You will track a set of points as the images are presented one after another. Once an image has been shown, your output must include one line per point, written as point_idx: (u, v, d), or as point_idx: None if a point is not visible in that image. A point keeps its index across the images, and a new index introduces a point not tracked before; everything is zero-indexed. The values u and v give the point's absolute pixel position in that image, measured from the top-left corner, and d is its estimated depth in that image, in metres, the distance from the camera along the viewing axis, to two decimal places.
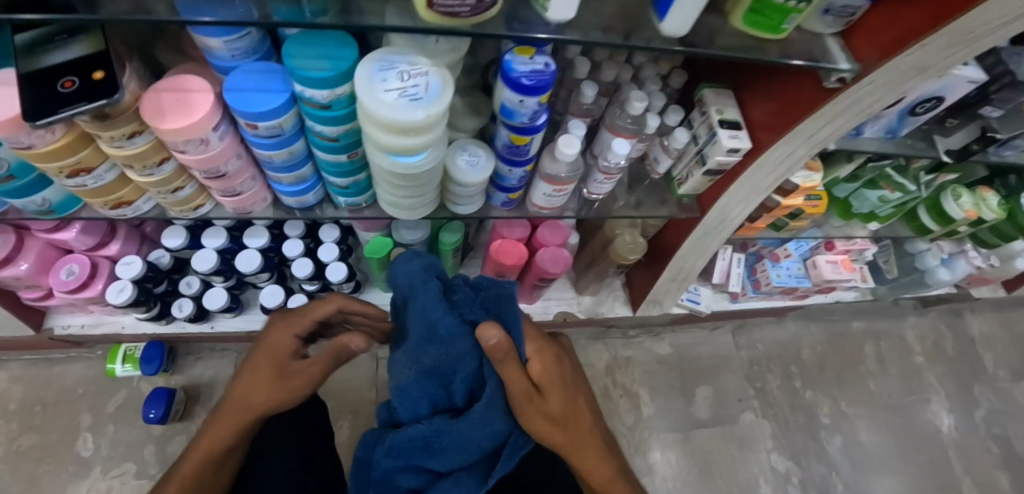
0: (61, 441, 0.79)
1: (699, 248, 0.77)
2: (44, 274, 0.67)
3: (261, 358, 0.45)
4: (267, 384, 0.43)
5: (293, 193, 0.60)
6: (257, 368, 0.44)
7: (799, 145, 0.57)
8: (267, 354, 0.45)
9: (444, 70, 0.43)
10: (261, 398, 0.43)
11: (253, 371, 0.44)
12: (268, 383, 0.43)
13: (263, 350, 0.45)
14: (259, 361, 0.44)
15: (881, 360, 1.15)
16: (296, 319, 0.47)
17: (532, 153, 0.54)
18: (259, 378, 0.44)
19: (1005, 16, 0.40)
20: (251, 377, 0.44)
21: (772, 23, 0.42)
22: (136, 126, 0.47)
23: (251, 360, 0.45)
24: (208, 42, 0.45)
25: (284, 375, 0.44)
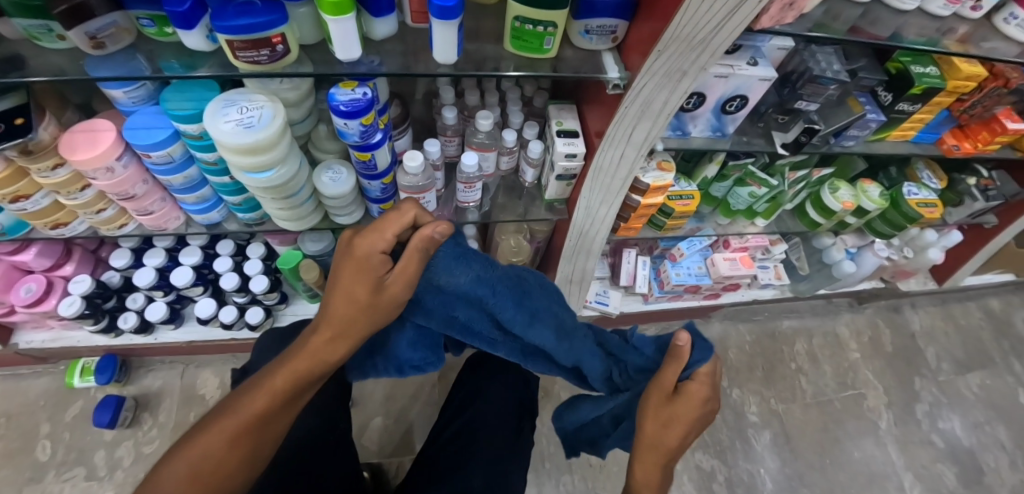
0: (21, 447, 0.89)
1: (580, 248, 0.85)
2: (7, 291, 0.79)
3: (352, 272, 0.43)
4: (360, 296, 0.43)
5: (199, 211, 0.71)
6: (352, 284, 0.43)
7: (622, 147, 0.65)
8: (357, 271, 0.43)
9: (278, 105, 0.54)
10: (362, 308, 0.44)
11: (349, 285, 0.44)
12: (365, 294, 0.43)
13: (353, 263, 0.44)
14: (353, 275, 0.43)
15: (813, 357, 1.17)
16: (366, 239, 0.43)
17: (383, 168, 0.64)
18: (355, 293, 0.43)
19: (712, 24, 0.48)
20: (343, 290, 0.44)
21: (535, 45, 0.55)
22: (57, 159, 0.58)
23: (341, 275, 0.44)
24: (109, 92, 0.56)
25: (380, 289, 0.43)
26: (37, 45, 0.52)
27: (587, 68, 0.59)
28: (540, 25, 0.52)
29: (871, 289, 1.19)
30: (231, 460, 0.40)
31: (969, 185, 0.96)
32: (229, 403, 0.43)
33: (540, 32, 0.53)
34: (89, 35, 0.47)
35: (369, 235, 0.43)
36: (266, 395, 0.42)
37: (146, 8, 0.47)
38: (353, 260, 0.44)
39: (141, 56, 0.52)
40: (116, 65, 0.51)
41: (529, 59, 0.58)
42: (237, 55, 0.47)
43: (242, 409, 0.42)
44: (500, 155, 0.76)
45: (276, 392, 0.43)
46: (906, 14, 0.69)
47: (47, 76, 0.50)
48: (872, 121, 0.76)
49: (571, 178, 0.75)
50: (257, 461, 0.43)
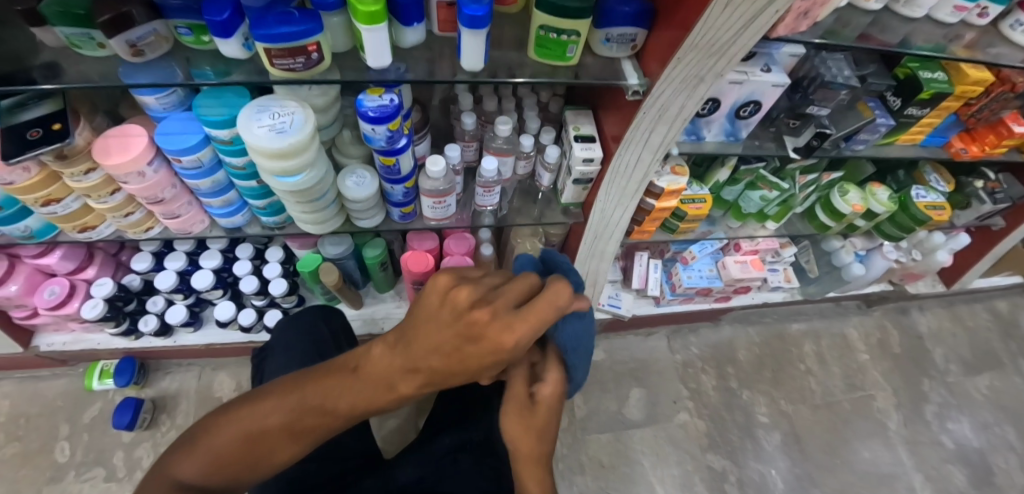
0: (40, 449, 0.90)
1: (595, 251, 0.86)
2: (31, 294, 0.80)
3: (473, 352, 0.34)
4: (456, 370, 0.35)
5: (224, 215, 0.72)
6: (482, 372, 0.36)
7: (638, 151, 0.67)
8: (478, 354, 0.34)
9: (309, 110, 0.55)
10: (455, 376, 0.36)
11: (450, 352, 0.35)
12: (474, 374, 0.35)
13: (480, 350, 0.34)
14: (476, 359, 0.35)
15: (821, 358, 1.18)
16: (495, 328, 0.34)
17: (406, 172, 0.66)
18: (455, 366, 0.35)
19: (730, 33, 0.49)
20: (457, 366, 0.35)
21: (558, 53, 0.56)
22: (90, 164, 0.59)
23: (457, 349, 0.34)
24: (141, 98, 0.57)
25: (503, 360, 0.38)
26: (76, 53, 0.53)
27: (607, 74, 0.61)
28: (564, 34, 0.53)
29: (879, 292, 1.21)
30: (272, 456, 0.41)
31: (976, 188, 0.98)
32: (279, 416, 0.40)
33: (564, 41, 0.54)
34: (129, 43, 0.49)
35: (512, 325, 0.34)
36: (302, 408, 0.40)
37: (186, 17, 0.48)
38: (481, 338, 0.34)
39: (175, 63, 0.54)
40: (152, 71, 0.53)
41: (551, 67, 0.59)
42: (274, 62, 0.49)
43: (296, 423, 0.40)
44: (518, 160, 0.77)
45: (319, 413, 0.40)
46: (914, 21, 0.71)
47: (86, 83, 0.52)
48: (882, 126, 0.77)
49: (588, 182, 0.76)
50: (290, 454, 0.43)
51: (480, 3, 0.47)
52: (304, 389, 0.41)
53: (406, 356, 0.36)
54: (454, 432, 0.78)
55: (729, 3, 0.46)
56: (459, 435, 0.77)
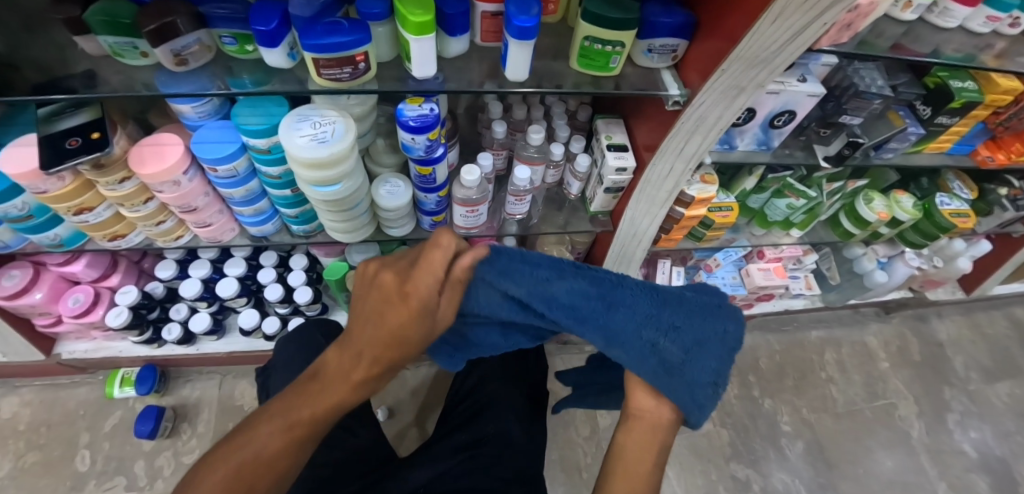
0: (61, 457, 0.89)
1: (622, 259, 0.86)
2: (55, 302, 0.80)
3: (400, 313, 0.37)
4: (389, 339, 0.38)
5: (255, 223, 0.72)
6: (401, 322, 0.37)
7: (672, 161, 0.66)
8: (405, 320, 0.37)
9: (349, 120, 0.54)
10: (395, 352, 0.38)
11: (379, 326, 0.38)
12: (408, 337, 0.37)
13: (402, 309, 0.37)
14: (395, 316, 0.37)
15: (842, 366, 1.18)
16: (412, 283, 0.38)
17: (440, 181, 0.65)
18: (388, 336, 0.38)
19: (776, 45, 0.49)
20: (380, 319, 0.38)
21: (600, 64, 0.56)
22: (125, 173, 0.59)
23: (379, 312, 0.38)
24: (178, 107, 0.56)
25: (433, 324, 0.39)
26: (117, 62, 0.53)
27: (646, 84, 0.60)
28: (609, 45, 0.53)
29: (899, 298, 1.20)
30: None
31: (999, 195, 0.98)
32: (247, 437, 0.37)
33: (608, 51, 0.54)
34: (174, 52, 0.48)
35: (424, 273, 0.38)
36: (283, 427, 0.38)
37: (231, 26, 0.48)
38: (399, 297, 0.38)
39: (216, 72, 0.53)
40: (194, 81, 0.53)
41: (591, 77, 0.59)
42: (321, 72, 0.49)
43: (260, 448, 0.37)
44: (548, 168, 0.77)
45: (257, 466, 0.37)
46: (947, 31, 0.70)
47: (128, 91, 0.51)
48: (912, 134, 0.77)
49: (618, 190, 0.76)
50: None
51: (529, 14, 0.47)
52: (238, 438, 0.38)
53: (345, 342, 0.40)
54: (470, 428, 0.75)
55: (780, 14, 0.46)
56: (474, 431, 0.74)
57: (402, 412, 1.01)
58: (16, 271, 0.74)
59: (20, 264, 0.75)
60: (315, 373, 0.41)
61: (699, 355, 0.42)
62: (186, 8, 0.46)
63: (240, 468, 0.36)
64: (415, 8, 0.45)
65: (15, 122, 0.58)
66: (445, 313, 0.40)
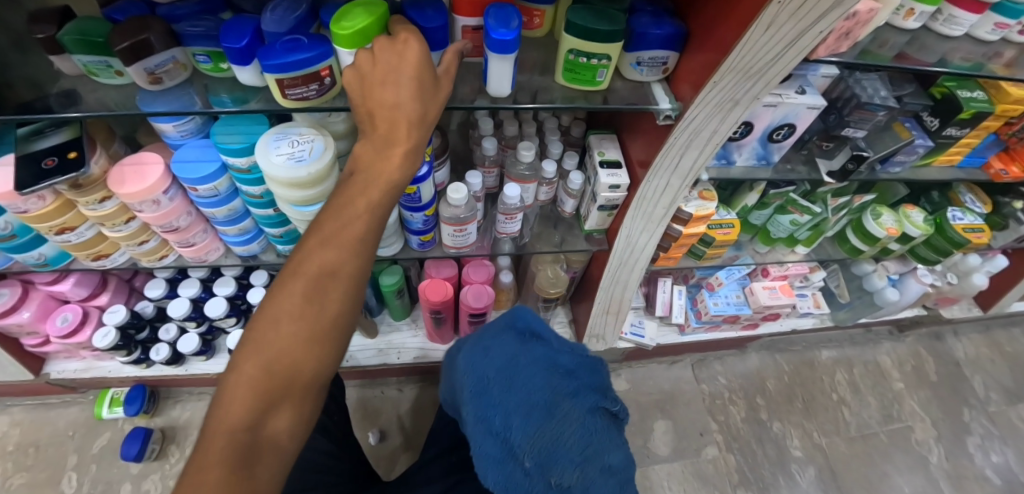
0: (48, 479, 0.87)
1: (620, 279, 0.83)
2: (43, 321, 0.79)
3: (408, 61, 0.39)
4: (412, 95, 0.39)
5: (240, 243, 0.70)
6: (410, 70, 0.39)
7: (667, 177, 0.64)
8: (414, 75, 0.39)
9: (329, 138, 0.53)
10: (421, 110, 0.40)
11: (399, 93, 0.39)
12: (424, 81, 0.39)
13: (408, 53, 0.38)
14: (407, 66, 0.39)
15: (854, 387, 1.13)
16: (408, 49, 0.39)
17: (426, 200, 0.63)
18: (406, 97, 0.39)
19: (770, 54, 0.48)
20: (390, 72, 0.39)
21: (587, 78, 0.54)
22: (105, 192, 0.58)
23: (392, 67, 0.38)
24: (159, 126, 0.56)
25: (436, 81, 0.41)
26: (94, 81, 0.52)
27: (637, 98, 0.58)
28: (594, 58, 0.51)
29: (913, 317, 1.15)
30: (315, 314, 0.38)
31: (1014, 209, 0.94)
32: (313, 247, 0.39)
33: (594, 65, 0.52)
34: (148, 71, 0.47)
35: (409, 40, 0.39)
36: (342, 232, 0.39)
37: (205, 44, 0.47)
38: (401, 60, 0.39)
39: (194, 91, 0.53)
40: (173, 99, 0.52)
41: (579, 92, 0.57)
42: (286, 93, 0.47)
43: (324, 251, 0.39)
44: (540, 186, 0.75)
45: (328, 272, 0.38)
46: (952, 39, 0.68)
47: (102, 111, 0.50)
48: (919, 147, 0.75)
49: (613, 208, 0.73)
50: (337, 355, 0.40)
51: (509, 27, 0.45)
52: (303, 253, 0.39)
53: (371, 130, 0.40)
54: (460, 449, 0.72)
55: (772, 23, 0.45)
56: (465, 452, 0.72)
57: (394, 434, 0.98)
58: (4, 291, 0.74)
59: (8, 283, 0.74)
60: (351, 172, 0.41)
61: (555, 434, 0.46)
62: (158, 25, 0.45)
63: (321, 275, 0.38)
64: (348, 20, 0.43)
65: None
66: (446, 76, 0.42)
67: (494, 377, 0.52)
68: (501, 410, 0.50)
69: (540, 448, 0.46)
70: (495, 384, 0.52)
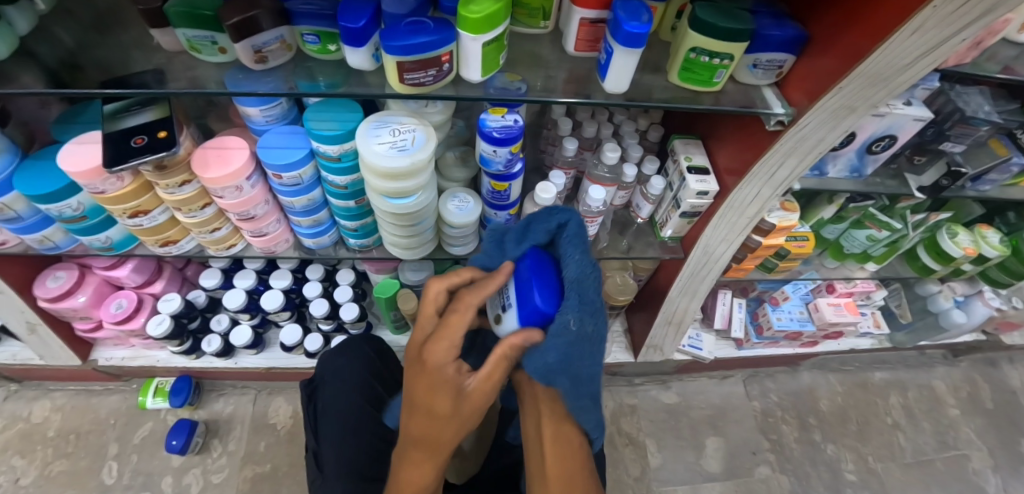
0: (88, 468, 0.85)
1: (689, 289, 0.80)
2: (97, 307, 0.76)
3: (422, 384, 0.46)
4: (428, 422, 0.47)
5: (311, 234, 0.68)
6: (432, 397, 0.45)
7: (761, 186, 0.61)
8: (431, 388, 0.45)
9: (429, 127, 0.50)
10: (437, 433, 0.47)
11: (425, 403, 0.46)
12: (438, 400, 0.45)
13: (422, 380, 0.46)
14: (423, 381, 0.46)
15: (909, 412, 1.09)
16: (437, 348, 0.45)
17: (513, 198, 0.60)
18: (422, 408, 0.46)
19: (907, 61, 0.44)
20: (420, 387, 0.46)
21: (703, 78, 0.52)
22: (186, 176, 0.55)
23: (415, 386, 0.47)
24: (247, 110, 0.54)
25: (462, 393, 0.46)
26: (191, 59, 0.50)
27: (746, 102, 0.55)
28: (717, 58, 0.49)
29: (971, 341, 1.11)
30: None
31: None
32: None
33: (714, 65, 0.50)
34: (255, 48, 0.45)
35: (438, 345, 0.45)
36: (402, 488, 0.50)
37: (316, 23, 0.45)
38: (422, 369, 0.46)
39: (292, 73, 0.50)
40: (268, 81, 0.49)
41: (689, 93, 0.54)
42: (403, 77, 0.44)
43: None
44: (618, 190, 0.72)
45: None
46: None
47: (197, 88, 0.48)
48: (1014, 166, 0.71)
49: (694, 215, 0.70)
50: None
51: (640, 20, 0.43)
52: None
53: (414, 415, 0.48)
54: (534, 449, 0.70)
55: (919, 27, 0.41)
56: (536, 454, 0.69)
57: None
58: (61, 274, 0.72)
59: (66, 266, 0.72)
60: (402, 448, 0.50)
61: (590, 310, 0.44)
62: (269, 2, 0.43)
63: None
64: (475, 3, 0.41)
65: (79, 120, 0.58)
66: (476, 390, 0.46)
67: (598, 296, 0.46)
68: (590, 323, 0.45)
69: (582, 333, 0.44)
70: (591, 303, 0.45)
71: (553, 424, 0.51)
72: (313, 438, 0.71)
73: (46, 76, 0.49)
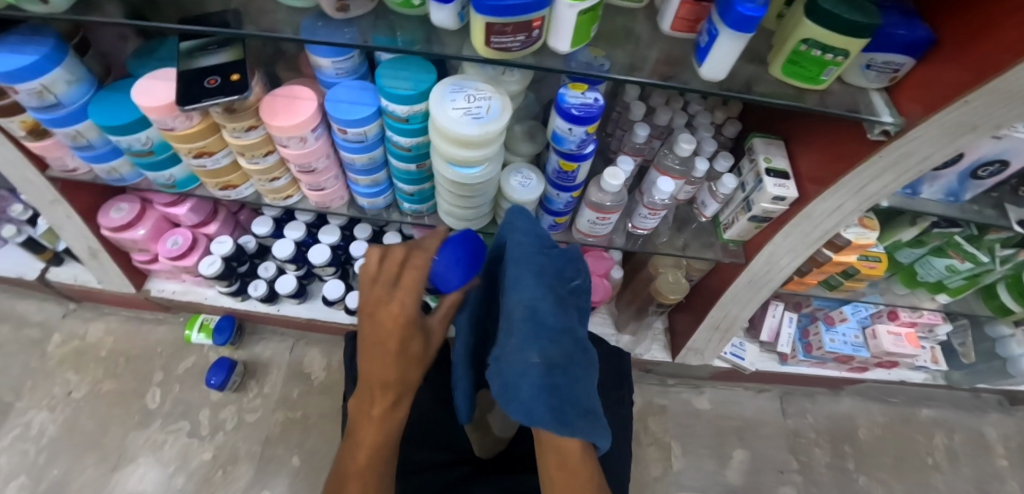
0: (134, 390, 0.89)
1: (741, 297, 0.76)
2: (155, 241, 0.79)
3: (389, 330, 0.50)
4: (394, 362, 0.50)
5: (368, 194, 0.68)
6: (390, 336, 0.50)
7: (846, 197, 0.56)
8: (395, 330, 0.50)
9: (506, 96, 0.48)
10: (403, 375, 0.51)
11: (387, 347, 0.51)
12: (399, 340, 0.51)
13: (387, 324, 0.50)
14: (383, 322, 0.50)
15: (952, 455, 1.03)
16: (404, 287, 0.51)
17: (580, 180, 0.57)
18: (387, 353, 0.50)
19: None
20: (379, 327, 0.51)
21: (811, 74, 0.47)
22: (253, 121, 0.55)
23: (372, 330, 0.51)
24: (318, 60, 0.52)
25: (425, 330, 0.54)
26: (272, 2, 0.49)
27: (850, 105, 0.50)
28: (830, 53, 0.44)
29: None
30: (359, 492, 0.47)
31: None
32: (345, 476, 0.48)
33: (826, 60, 0.45)
34: None
35: (401, 294, 0.51)
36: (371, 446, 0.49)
37: None
38: (389, 317, 0.50)
39: (371, 26, 0.48)
40: (347, 32, 0.47)
41: (788, 88, 0.50)
42: (489, 41, 0.42)
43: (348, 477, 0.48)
44: (685, 184, 0.68)
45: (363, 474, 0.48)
46: None
47: (274, 33, 0.47)
48: None
49: (764, 221, 0.65)
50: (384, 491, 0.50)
51: (756, 2, 0.38)
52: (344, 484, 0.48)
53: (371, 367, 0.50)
54: None
55: None
56: None
57: None
58: (125, 204, 0.74)
59: (129, 197, 0.74)
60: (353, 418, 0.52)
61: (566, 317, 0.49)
62: None
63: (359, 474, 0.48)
64: None
65: (153, 57, 0.58)
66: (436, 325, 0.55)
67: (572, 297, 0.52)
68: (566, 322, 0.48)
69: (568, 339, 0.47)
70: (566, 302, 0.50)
71: (557, 451, 0.44)
72: (352, 388, 0.72)
73: (130, 7, 0.48)
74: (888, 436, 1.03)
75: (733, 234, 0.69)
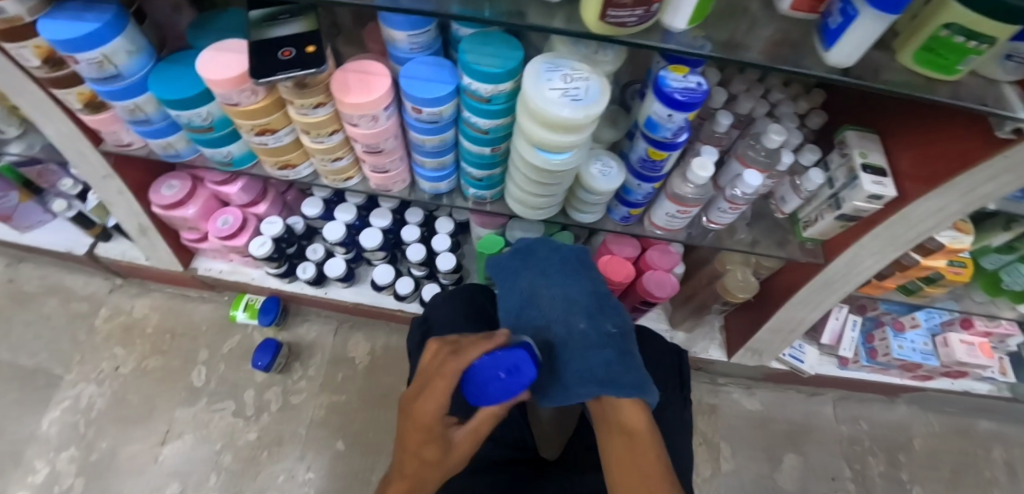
0: (180, 368, 0.89)
1: (813, 299, 0.72)
2: (205, 219, 0.77)
3: (415, 435, 0.41)
4: (415, 470, 0.41)
5: (433, 178, 0.65)
6: (419, 446, 0.41)
7: (951, 200, 0.50)
8: (422, 436, 0.41)
9: (603, 76, 0.44)
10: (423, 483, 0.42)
11: (411, 450, 0.41)
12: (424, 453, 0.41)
13: (415, 431, 0.41)
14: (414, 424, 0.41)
15: (1012, 470, 0.98)
16: (432, 398, 0.40)
17: (666, 170, 0.54)
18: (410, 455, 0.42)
19: None
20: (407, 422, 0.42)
21: (947, 64, 0.40)
22: (322, 98, 0.52)
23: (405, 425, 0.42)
24: (394, 34, 0.49)
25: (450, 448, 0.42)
26: None
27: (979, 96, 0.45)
28: (975, 40, 0.36)
29: None
30: None
31: None
32: None
33: (967, 49, 0.37)
34: None
35: (428, 398, 0.41)
36: None
37: None
38: (412, 419, 0.41)
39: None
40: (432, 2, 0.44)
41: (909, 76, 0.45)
42: (606, 12, 0.38)
43: None
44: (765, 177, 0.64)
45: None
46: None
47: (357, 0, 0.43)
48: None
49: (851, 220, 0.61)
50: None
51: None
52: None
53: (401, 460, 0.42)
54: None
55: None
56: None
57: None
58: (176, 181, 0.72)
59: (181, 174, 0.72)
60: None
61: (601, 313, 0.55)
62: None
63: None
64: None
65: (214, 27, 0.56)
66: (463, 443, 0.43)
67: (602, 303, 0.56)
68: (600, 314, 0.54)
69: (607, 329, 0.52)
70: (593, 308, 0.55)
71: (623, 429, 0.42)
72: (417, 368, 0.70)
73: None
74: (945, 447, 0.99)
75: (815, 231, 0.65)
